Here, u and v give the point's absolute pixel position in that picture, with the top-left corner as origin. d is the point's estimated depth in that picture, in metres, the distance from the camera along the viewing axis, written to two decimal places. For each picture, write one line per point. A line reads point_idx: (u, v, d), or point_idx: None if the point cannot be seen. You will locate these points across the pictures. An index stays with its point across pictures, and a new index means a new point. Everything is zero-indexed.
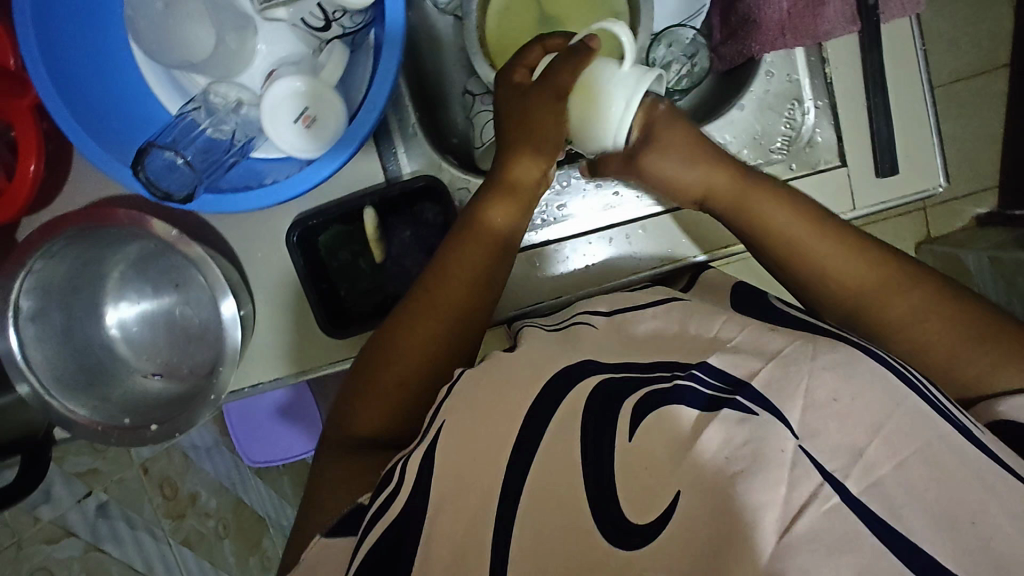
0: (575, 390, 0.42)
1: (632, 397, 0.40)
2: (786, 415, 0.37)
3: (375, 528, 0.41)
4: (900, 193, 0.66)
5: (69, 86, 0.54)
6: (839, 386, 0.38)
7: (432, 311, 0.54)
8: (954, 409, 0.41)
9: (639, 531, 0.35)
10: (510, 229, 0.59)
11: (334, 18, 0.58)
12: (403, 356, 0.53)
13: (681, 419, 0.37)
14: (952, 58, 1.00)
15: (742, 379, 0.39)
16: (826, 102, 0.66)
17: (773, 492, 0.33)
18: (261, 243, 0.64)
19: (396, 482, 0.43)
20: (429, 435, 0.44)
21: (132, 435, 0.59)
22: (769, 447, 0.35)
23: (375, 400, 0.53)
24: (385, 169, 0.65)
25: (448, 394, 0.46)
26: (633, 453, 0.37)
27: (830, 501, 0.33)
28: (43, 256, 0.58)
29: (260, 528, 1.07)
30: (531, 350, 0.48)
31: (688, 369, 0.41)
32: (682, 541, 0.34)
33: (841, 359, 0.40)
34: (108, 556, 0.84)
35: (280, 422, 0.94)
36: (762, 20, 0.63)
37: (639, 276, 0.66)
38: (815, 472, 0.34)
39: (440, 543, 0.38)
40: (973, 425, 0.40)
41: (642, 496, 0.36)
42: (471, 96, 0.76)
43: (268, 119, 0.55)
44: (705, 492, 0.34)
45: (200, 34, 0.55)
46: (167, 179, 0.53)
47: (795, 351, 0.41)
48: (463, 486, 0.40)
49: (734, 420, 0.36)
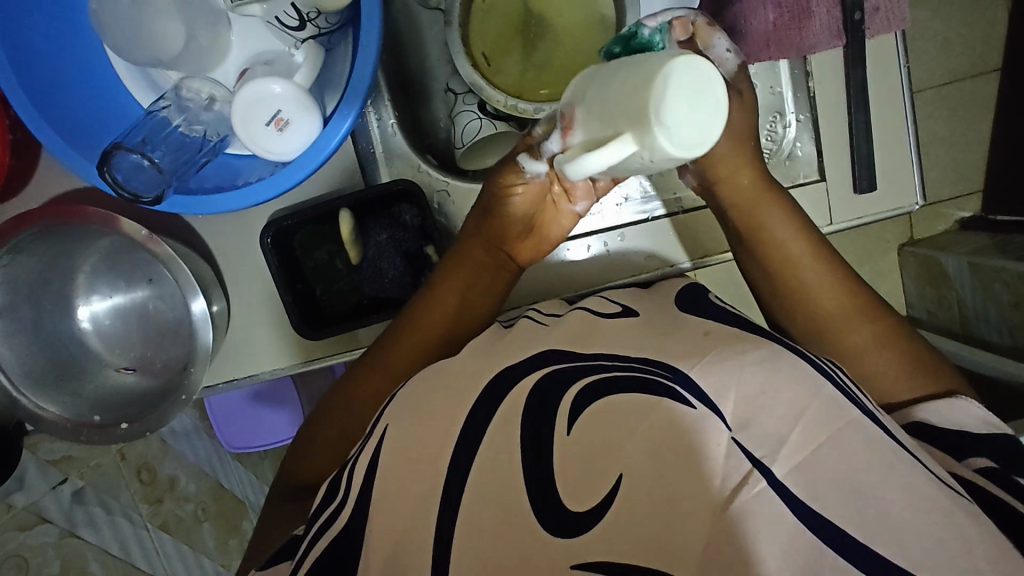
0: (514, 389, 0.41)
1: (573, 389, 0.40)
2: (720, 408, 0.38)
3: (318, 544, 0.41)
4: (877, 209, 0.66)
5: (34, 81, 0.53)
6: (765, 382, 0.39)
7: (405, 344, 0.56)
8: (853, 387, 0.42)
9: (577, 518, 0.36)
10: (490, 253, 0.60)
11: (309, 18, 0.56)
12: (379, 373, 0.56)
13: (620, 405, 0.38)
14: (944, 60, 1.00)
15: (681, 371, 0.40)
16: (808, 115, 0.66)
17: (706, 484, 0.34)
18: (236, 240, 0.63)
19: (342, 493, 0.43)
20: (373, 438, 0.44)
21: (101, 434, 0.59)
22: (706, 443, 0.35)
23: (327, 436, 0.55)
24: (363, 170, 0.64)
25: (393, 398, 0.47)
26: (571, 445, 0.38)
27: (757, 486, 0.34)
28: (11, 252, 0.57)
29: (240, 511, 1.03)
30: (473, 355, 0.47)
31: (626, 361, 0.42)
32: (616, 530, 0.34)
33: (764, 357, 0.40)
34: (84, 542, 0.85)
35: (255, 410, 0.93)
36: (748, 32, 0.64)
37: (618, 281, 0.64)
38: (745, 462, 0.35)
39: (384, 549, 0.38)
40: (877, 410, 0.41)
41: (582, 483, 0.36)
42: (453, 95, 0.75)
43: (240, 123, 0.53)
44: (647, 478, 0.35)
45: (171, 30, 0.54)
46: (134, 180, 0.52)
47: (721, 352, 0.41)
48: (415, 488, 0.39)
49: (672, 412, 0.37)
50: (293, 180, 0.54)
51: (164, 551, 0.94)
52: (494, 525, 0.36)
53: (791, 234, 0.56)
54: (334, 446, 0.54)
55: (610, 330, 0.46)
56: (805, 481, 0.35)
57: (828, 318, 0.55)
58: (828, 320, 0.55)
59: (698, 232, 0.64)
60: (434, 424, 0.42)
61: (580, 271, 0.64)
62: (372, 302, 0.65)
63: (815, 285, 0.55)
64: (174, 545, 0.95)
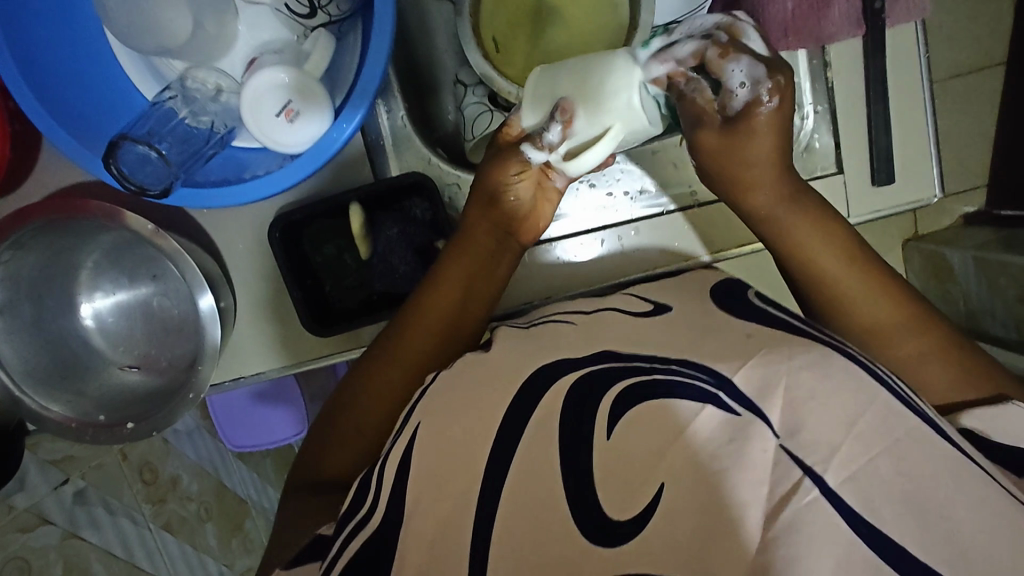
0: (557, 385, 0.41)
1: (612, 392, 0.39)
2: (767, 414, 0.37)
3: (351, 545, 0.40)
4: (894, 202, 0.65)
5: (38, 72, 0.51)
6: (816, 386, 0.37)
7: (416, 336, 0.55)
8: (913, 395, 0.41)
9: (619, 529, 0.34)
10: (487, 237, 0.59)
11: (319, 5, 0.55)
12: (391, 367, 0.55)
13: (669, 412, 0.37)
14: (952, 53, 0.99)
15: (726, 378, 0.39)
16: (827, 107, 0.64)
17: (755, 493, 0.33)
18: (242, 236, 0.61)
19: (371, 500, 0.41)
20: (406, 434, 0.43)
21: (107, 433, 0.58)
22: (752, 451, 0.35)
23: (346, 443, 0.53)
24: (373, 162, 0.62)
25: (423, 394, 0.46)
26: (611, 453, 0.37)
27: (809, 495, 0.33)
28: (12, 247, 0.55)
29: (242, 511, 1.06)
30: (501, 353, 0.45)
31: (668, 364, 0.40)
32: (660, 540, 0.33)
33: (817, 357, 0.39)
34: (88, 544, 0.82)
35: (260, 410, 0.91)
36: (765, 18, 0.62)
37: (631, 277, 0.62)
38: (794, 469, 0.34)
39: (413, 551, 0.37)
40: (937, 417, 0.40)
41: (622, 493, 0.35)
42: (462, 86, 0.73)
43: (251, 112, 0.51)
44: (693, 489, 0.34)
45: (177, 18, 0.52)
46: (141, 173, 0.51)
47: (771, 351, 0.40)
48: (447, 490, 0.38)
49: (717, 419, 0.36)
50: (304, 172, 0.53)
51: (167, 552, 0.93)
52: (526, 531, 0.36)
53: (826, 247, 0.55)
54: (352, 455, 0.53)
55: (635, 328, 0.45)
56: (846, 484, 0.34)
57: (888, 333, 0.52)
58: (891, 336, 0.52)
59: (717, 224, 0.63)
60: (459, 428, 0.41)
61: (595, 266, 0.62)
62: (382, 297, 0.64)
63: (865, 306, 0.53)
64: (177, 546, 0.94)
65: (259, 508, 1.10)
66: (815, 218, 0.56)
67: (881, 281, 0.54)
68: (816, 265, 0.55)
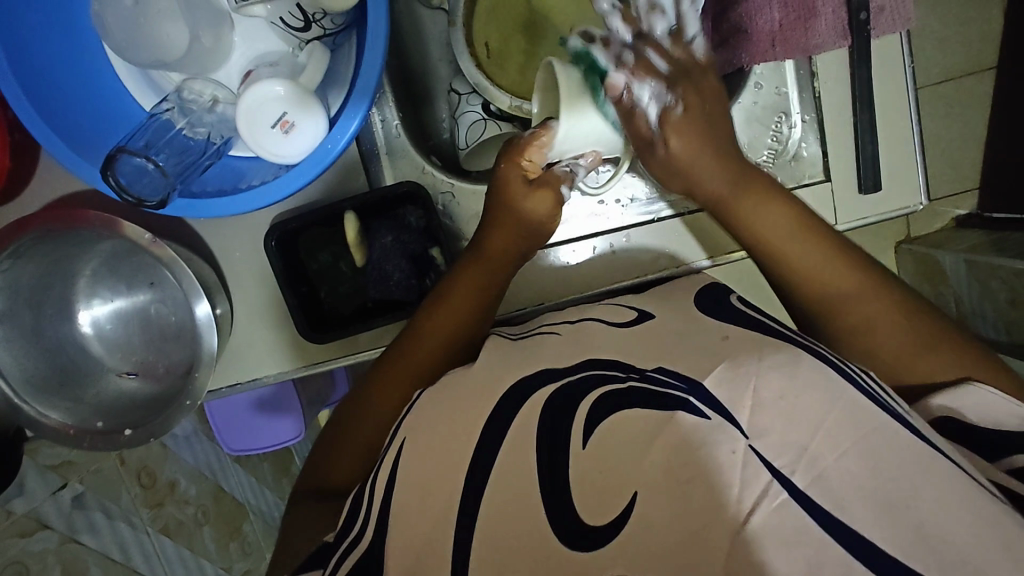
0: (534, 396, 0.42)
1: (589, 397, 0.40)
2: (735, 416, 0.37)
3: (346, 558, 0.41)
4: (880, 209, 0.66)
5: (37, 85, 0.52)
6: (785, 386, 0.38)
7: (419, 343, 0.56)
8: (888, 394, 0.42)
9: (598, 532, 0.35)
10: (507, 252, 0.59)
11: (314, 19, 0.55)
12: (392, 374, 0.55)
13: (635, 419, 0.38)
14: (941, 58, 1.00)
15: (695, 380, 0.39)
16: (814, 116, 0.65)
17: (724, 499, 0.34)
18: (240, 244, 0.63)
19: (364, 511, 0.43)
20: (393, 446, 0.45)
21: (104, 439, 0.59)
22: (719, 452, 0.35)
23: (348, 449, 0.54)
24: (367, 171, 0.63)
25: (409, 410, 0.47)
26: (588, 459, 0.38)
27: (778, 498, 0.34)
28: (11, 256, 0.56)
29: (240, 513, 1.07)
30: (491, 363, 0.46)
31: (642, 371, 0.41)
32: (637, 545, 0.34)
33: (789, 359, 0.40)
34: (84, 547, 0.82)
35: (257, 415, 0.92)
36: (753, 30, 0.64)
37: (623, 281, 0.63)
38: (764, 471, 0.35)
39: (408, 553, 0.39)
40: (909, 413, 0.41)
41: (598, 498, 0.36)
42: (456, 95, 0.75)
43: (247, 125, 0.52)
44: (663, 493, 0.35)
45: (177, 32, 0.54)
46: (138, 184, 0.52)
47: (747, 352, 0.41)
48: (440, 493, 0.40)
49: (688, 424, 0.36)
50: (299, 184, 0.54)
51: (164, 555, 0.93)
52: (515, 537, 0.36)
53: (781, 212, 0.55)
54: (352, 460, 0.54)
55: (622, 335, 0.46)
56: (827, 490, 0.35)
57: (843, 302, 0.53)
58: (842, 306, 0.53)
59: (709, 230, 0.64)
60: (451, 435, 0.42)
61: (588, 272, 0.64)
62: (376, 304, 0.64)
63: (822, 276, 0.53)
64: (174, 549, 0.95)
65: (257, 511, 1.11)
66: (758, 184, 0.56)
67: (839, 250, 0.54)
68: (769, 238, 0.55)
